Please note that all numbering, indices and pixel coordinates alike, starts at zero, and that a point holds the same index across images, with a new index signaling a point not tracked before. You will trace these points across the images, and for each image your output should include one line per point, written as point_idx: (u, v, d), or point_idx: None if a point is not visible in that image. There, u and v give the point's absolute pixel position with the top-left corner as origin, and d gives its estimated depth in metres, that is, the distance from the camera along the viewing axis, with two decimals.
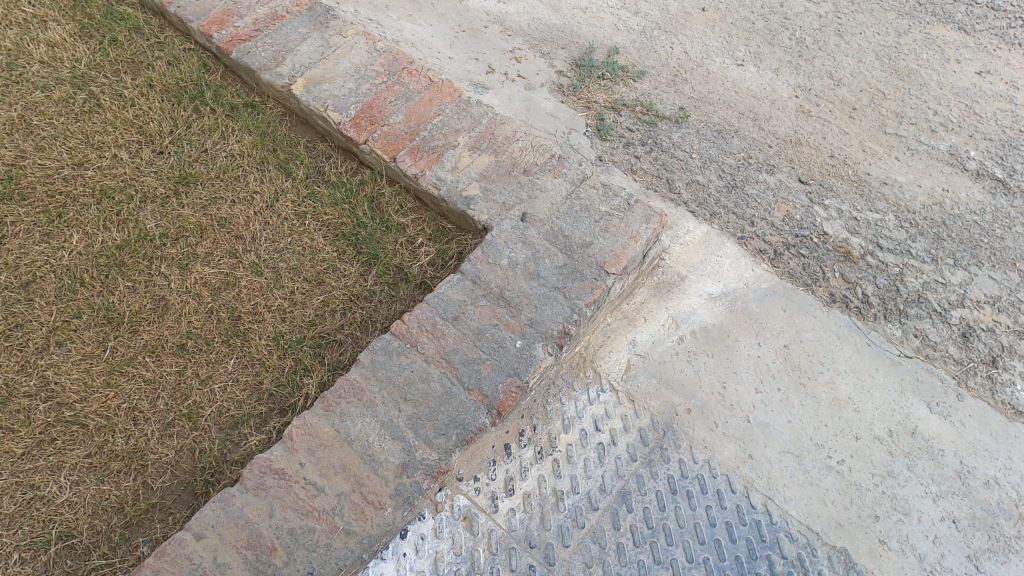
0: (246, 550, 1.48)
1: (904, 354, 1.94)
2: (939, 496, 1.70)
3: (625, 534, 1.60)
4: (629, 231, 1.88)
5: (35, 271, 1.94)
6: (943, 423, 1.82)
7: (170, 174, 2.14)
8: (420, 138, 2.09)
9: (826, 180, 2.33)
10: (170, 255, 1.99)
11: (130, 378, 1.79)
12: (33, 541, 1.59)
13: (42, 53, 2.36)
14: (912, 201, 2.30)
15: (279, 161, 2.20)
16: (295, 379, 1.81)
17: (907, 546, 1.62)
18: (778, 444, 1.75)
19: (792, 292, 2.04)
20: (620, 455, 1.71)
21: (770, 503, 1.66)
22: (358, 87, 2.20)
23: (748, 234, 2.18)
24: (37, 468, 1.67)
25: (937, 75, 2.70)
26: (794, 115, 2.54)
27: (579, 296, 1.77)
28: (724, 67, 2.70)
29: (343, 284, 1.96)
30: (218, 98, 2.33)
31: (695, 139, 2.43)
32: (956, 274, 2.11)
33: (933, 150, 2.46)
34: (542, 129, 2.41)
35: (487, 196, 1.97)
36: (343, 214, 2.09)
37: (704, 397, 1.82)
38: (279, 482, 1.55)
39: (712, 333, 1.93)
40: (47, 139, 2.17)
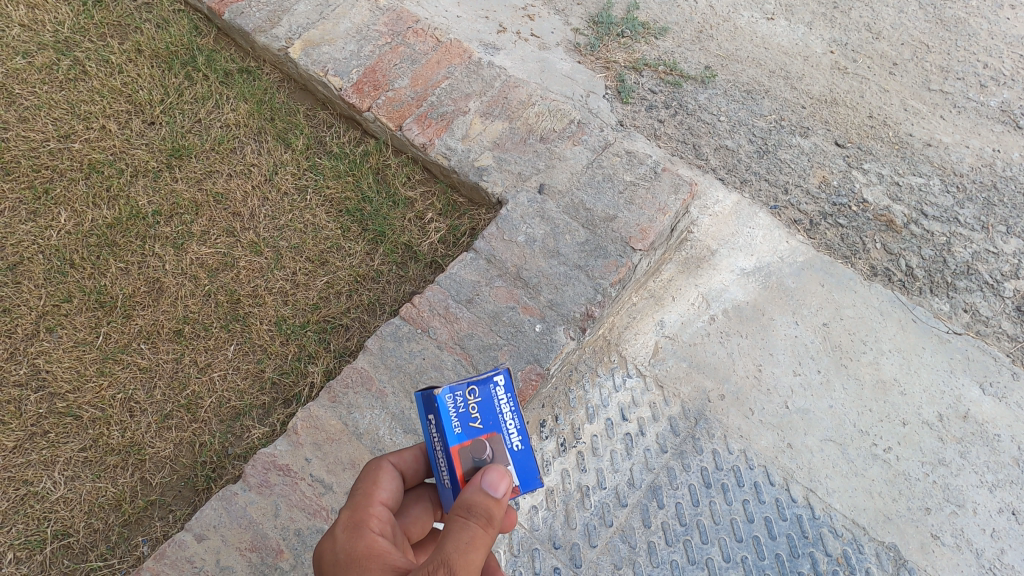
0: (251, 553, 1.40)
1: (952, 331, 1.79)
2: (995, 486, 1.57)
3: (656, 532, 1.49)
4: (656, 202, 1.73)
5: (22, 253, 1.82)
6: (997, 406, 1.68)
7: (161, 146, 2.00)
8: (428, 104, 1.94)
9: (866, 143, 2.15)
10: (164, 234, 1.86)
11: (125, 367, 1.69)
12: (26, 541, 1.52)
13: (21, 16, 2.20)
14: (959, 164, 2.11)
15: (277, 131, 2.04)
16: (300, 368, 1.70)
17: (961, 542, 1.50)
18: (819, 432, 1.63)
19: (830, 265, 1.89)
20: (649, 446, 1.59)
21: (811, 496, 1.54)
22: (360, 49, 2.05)
23: (781, 204, 2.01)
24: (30, 463, 1.59)
25: (988, 24, 2.47)
26: (830, 72, 2.34)
27: (603, 275, 1.63)
28: (753, 21, 2.49)
29: (348, 264, 1.83)
30: (210, 63, 2.17)
31: (723, 101, 2.24)
32: (1009, 243, 1.94)
33: (982, 107, 2.26)
34: (558, 92, 2.23)
35: (501, 166, 1.83)
36: (347, 187, 1.94)
37: (738, 382, 1.69)
38: (284, 480, 1.46)
39: (746, 311, 1.79)
40: (31, 110, 2.03)
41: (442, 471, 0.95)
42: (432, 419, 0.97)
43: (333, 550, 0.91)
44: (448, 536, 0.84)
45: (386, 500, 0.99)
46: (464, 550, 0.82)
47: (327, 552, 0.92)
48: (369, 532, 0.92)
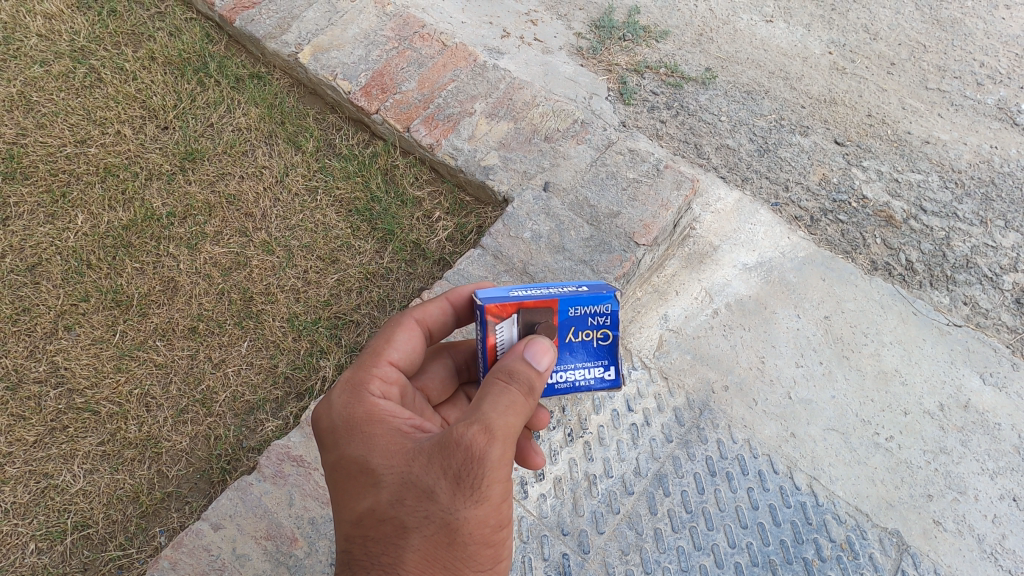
0: (266, 541, 1.43)
1: (952, 323, 1.82)
2: (996, 473, 1.59)
3: (662, 519, 1.52)
4: (659, 198, 1.77)
5: (41, 254, 1.87)
6: (997, 395, 1.70)
7: (175, 150, 2.05)
8: (434, 106, 2.00)
9: (865, 141, 2.19)
10: (178, 235, 1.91)
11: (142, 364, 1.73)
12: (48, 532, 1.56)
13: (39, 26, 2.27)
14: (957, 160, 2.15)
15: (287, 134, 2.09)
16: (312, 362, 1.74)
17: (963, 527, 1.52)
18: (822, 421, 1.66)
19: (830, 259, 1.92)
20: (655, 436, 1.62)
21: (815, 483, 1.57)
22: (368, 54, 2.11)
23: (782, 200, 2.05)
24: (50, 457, 1.63)
25: (984, 24, 2.51)
26: (828, 73, 2.38)
27: (608, 269, 1.67)
28: (752, 23, 2.54)
29: (358, 262, 1.87)
30: (222, 69, 2.22)
31: (724, 101, 2.28)
32: (1007, 237, 1.97)
33: (979, 105, 2.30)
34: (561, 94, 2.28)
35: (507, 165, 1.88)
36: (356, 188, 1.98)
37: (741, 373, 1.72)
38: (298, 470, 1.50)
39: (748, 305, 1.83)
40: (48, 116, 2.09)
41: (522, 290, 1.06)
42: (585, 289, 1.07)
43: (334, 419, 1.03)
44: (481, 399, 0.93)
45: (393, 359, 1.11)
46: (495, 415, 0.90)
47: (330, 420, 1.04)
48: (369, 397, 1.03)
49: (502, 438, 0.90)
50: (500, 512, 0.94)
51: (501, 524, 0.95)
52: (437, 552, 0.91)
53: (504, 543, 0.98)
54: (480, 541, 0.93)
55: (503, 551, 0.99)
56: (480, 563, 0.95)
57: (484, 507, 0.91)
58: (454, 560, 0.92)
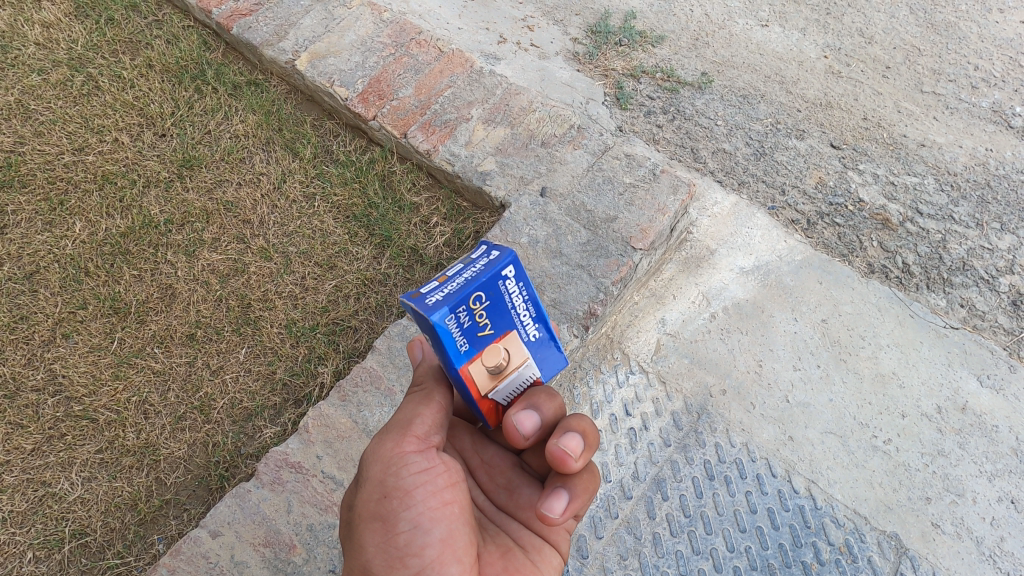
0: (264, 548, 1.44)
1: (949, 325, 1.82)
2: (994, 475, 1.59)
3: (661, 523, 1.52)
4: (655, 203, 1.78)
5: (39, 262, 1.87)
6: (995, 398, 1.70)
7: (172, 157, 2.06)
8: (431, 112, 2.01)
9: (860, 144, 2.20)
10: (176, 242, 1.91)
11: (140, 371, 1.73)
12: (45, 540, 1.55)
13: (37, 34, 2.27)
14: (953, 163, 2.15)
15: (285, 141, 2.10)
16: (310, 368, 1.74)
17: (962, 530, 1.52)
18: (819, 424, 1.66)
19: (827, 263, 1.93)
20: (653, 440, 1.62)
21: (813, 487, 1.57)
22: (365, 61, 2.12)
23: (779, 204, 2.06)
24: (48, 465, 1.63)
25: (978, 27, 2.53)
26: (824, 76, 2.39)
27: (605, 274, 1.68)
28: (748, 28, 2.55)
29: (356, 268, 1.88)
30: (219, 76, 2.23)
31: (720, 105, 2.29)
32: (1003, 239, 1.97)
33: (974, 108, 2.31)
34: (558, 99, 2.28)
35: (504, 170, 1.88)
36: (353, 194, 1.99)
37: (739, 377, 1.72)
38: (297, 477, 1.50)
39: (745, 308, 1.83)
40: (46, 124, 2.09)
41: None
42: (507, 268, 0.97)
43: None
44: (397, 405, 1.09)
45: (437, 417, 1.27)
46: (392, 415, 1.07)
47: None
48: None
49: (386, 429, 1.04)
50: (382, 489, 0.97)
51: (391, 503, 0.96)
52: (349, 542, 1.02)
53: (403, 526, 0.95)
54: (369, 519, 0.98)
55: (402, 533, 0.95)
56: (376, 544, 0.97)
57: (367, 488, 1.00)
58: (354, 544, 1.00)
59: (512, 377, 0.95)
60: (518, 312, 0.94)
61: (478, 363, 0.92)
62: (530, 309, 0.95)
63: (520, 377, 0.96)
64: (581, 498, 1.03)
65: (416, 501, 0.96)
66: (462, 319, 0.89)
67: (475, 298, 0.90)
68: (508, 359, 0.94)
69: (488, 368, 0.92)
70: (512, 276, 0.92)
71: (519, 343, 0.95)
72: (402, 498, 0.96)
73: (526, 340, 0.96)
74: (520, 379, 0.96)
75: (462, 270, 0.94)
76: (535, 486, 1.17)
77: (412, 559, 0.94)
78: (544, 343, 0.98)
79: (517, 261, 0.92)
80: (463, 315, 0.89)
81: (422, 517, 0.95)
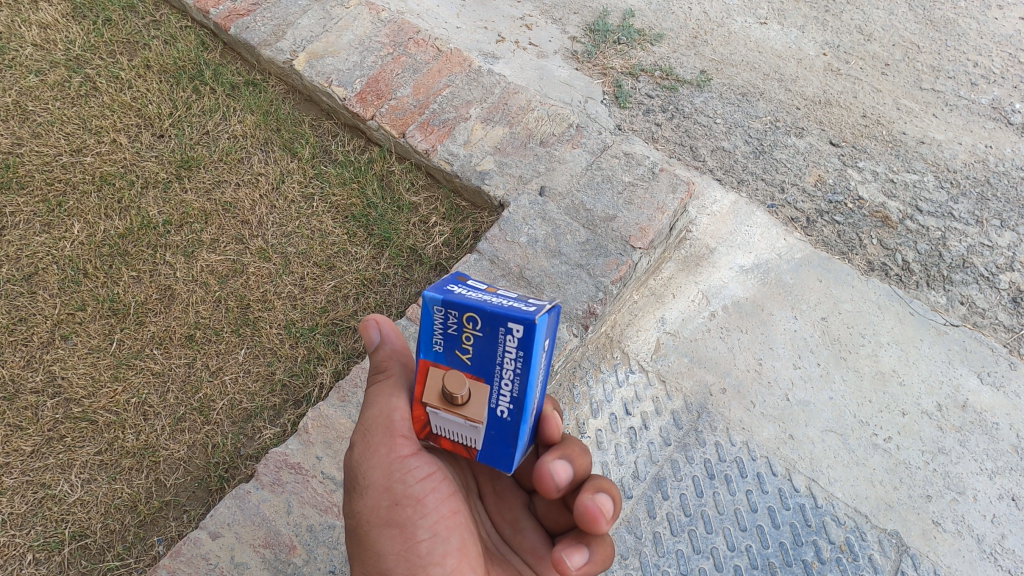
0: (264, 549, 1.43)
1: (950, 323, 1.82)
2: (995, 473, 1.59)
3: (661, 522, 1.52)
4: (654, 202, 1.77)
5: (37, 263, 1.87)
6: (995, 395, 1.70)
7: (171, 158, 2.05)
8: (430, 112, 2.00)
9: (860, 142, 2.19)
10: (174, 242, 1.91)
11: (139, 372, 1.73)
12: (45, 543, 1.55)
13: (34, 35, 2.27)
14: (952, 160, 2.15)
15: (283, 141, 2.09)
16: (309, 369, 1.73)
17: (963, 528, 1.52)
18: (820, 423, 1.66)
19: (827, 261, 1.92)
20: (653, 439, 1.62)
21: (813, 485, 1.57)
22: (363, 60, 2.12)
23: (778, 202, 2.05)
24: (47, 467, 1.63)
25: (977, 24, 2.52)
26: (823, 74, 2.39)
27: (604, 273, 1.67)
28: (746, 26, 2.55)
29: (355, 268, 1.87)
30: (217, 77, 2.22)
31: (719, 103, 2.29)
32: (1003, 236, 1.97)
33: (974, 105, 2.31)
34: (557, 98, 2.28)
35: (503, 169, 1.88)
36: (352, 194, 1.98)
37: (739, 375, 1.72)
38: (296, 478, 1.50)
39: (745, 307, 1.83)
40: (44, 125, 2.09)
41: (535, 404, 0.97)
42: (545, 343, 0.93)
43: None
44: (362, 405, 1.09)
45: None
46: (362, 416, 1.07)
47: None
48: None
49: (367, 434, 1.04)
50: (392, 497, 1.01)
51: (404, 510, 1.00)
52: (358, 551, 1.03)
53: (422, 532, 1.00)
54: (380, 528, 1.01)
55: (422, 540, 1.00)
56: (393, 551, 1.00)
57: (371, 497, 1.02)
58: (365, 556, 1.02)
59: (455, 414, 0.94)
60: (503, 374, 0.90)
61: (440, 372, 0.94)
62: (512, 385, 0.90)
63: (463, 425, 0.95)
64: (598, 554, 1.06)
65: (428, 509, 1.01)
66: (452, 326, 0.91)
67: (471, 321, 0.89)
68: (460, 401, 0.93)
69: (443, 387, 0.94)
70: (517, 336, 0.87)
71: (482, 400, 0.92)
72: (415, 505, 1.00)
73: (491, 407, 0.92)
74: (459, 427, 0.95)
75: (503, 298, 0.93)
76: (540, 530, 1.17)
77: (434, 568, 0.99)
78: (506, 424, 0.92)
79: (529, 329, 0.86)
80: (455, 323, 0.91)
81: (438, 522, 1.01)
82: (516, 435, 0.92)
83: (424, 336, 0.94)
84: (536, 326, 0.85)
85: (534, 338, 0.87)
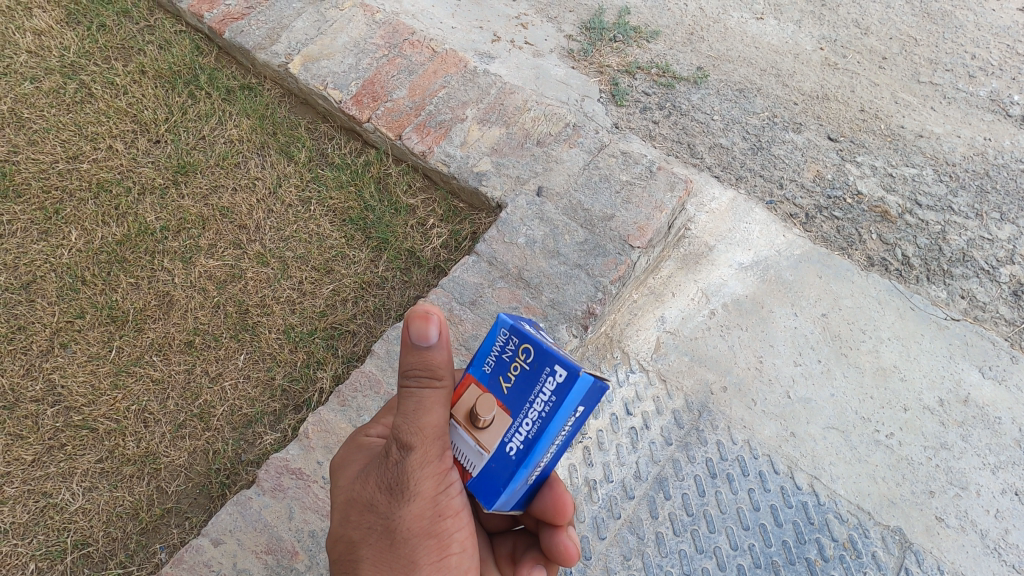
0: (267, 555, 1.43)
1: (950, 317, 1.81)
2: (998, 467, 1.59)
3: (664, 523, 1.52)
4: (652, 201, 1.77)
5: (35, 272, 1.87)
6: (997, 389, 1.70)
7: (167, 164, 2.05)
8: (426, 113, 2.00)
9: (858, 136, 2.18)
10: (172, 248, 1.90)
11: (138, 379, 1.73)
12: (47, 552, 1.55)
13: (28, 42, 2.26)
14: (951, 153, 2.14)
15: (279, 145, 2.08)
16: (309, 374, 1.73)
17: (966, 523, 1.52)
18: (821, 420, 1.65)
19: (827, 257, 1.92)
20: (654, 439, 1.62)
21: (816, 483, 1.56)
22: (359, 62, 2.11)
23: (777, 198, 2.04)
24: (48, 476, 1.63)
25: (974, 16, 2.51)
26: (820, 69, 2.38)
27: (603, 273, 1.67)
28: (743, 21, 2.54)
29: (353, 271, 1.87)
30: (212, 81, 2.22)
31: (716, 100, 2.28)
32: (1003, 229, 1.96)
33: (972, 97, 2.30)
34: (554, 97, 2.27)
35: (500, 170, 1.87)
36: (349, 197, 1.98)
37: (740, 373, 1.71)
38: (297, 483, 1.50)
39: (745, 305, 1.82)
40: (39, 133, 2.08)
41: (543, 463, 0.94)
42: (582, 410, 0.92)
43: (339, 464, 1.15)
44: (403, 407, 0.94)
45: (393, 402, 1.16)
46: (410, 421, 0.93)
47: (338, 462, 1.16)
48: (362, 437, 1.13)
49: (426, 443, 0.93)
50: (437, 509, 0.95)
51: (445, 522, 0.96)
52: (386, 555, 0.97)
53: (457, 544, 0.99)
54: (421, 537, 0.96)
55: (454, 554, 0.99)
56: (427, 562, 0.96)
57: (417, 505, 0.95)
58: (393, 563, 0.96)
59: (470, 434, 0.94)
60: (529, 412, 0.90)
61: (477, 392, 0.96)
62: (531, 426, 0.89)
63: (472, 448, 0.95)
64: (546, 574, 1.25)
65: (465, 522, 0.99)
66: (507, 352, 0.93)
67: (524, 351, 0.91)
68: (480, 424, 0.93)
69: (473, 406, 0.95)
70: (557, 380, 0.87)
71: (498, 431, 0.92)
72: (454, 518, 0.97)
73: (505, 441, 0.91)
74: (468, 449, 0.95)
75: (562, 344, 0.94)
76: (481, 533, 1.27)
77: None
78: (507, 462, 0.91)
79: (571, 378, 0.86)
80: (511, 350, 0.93)
81: (468, 536, 1.01)
82: (513, 477, 0.90)
83: (479, 352, 0.96)
84: (578, 376, 0.85)
85: (574, 386, 0.86)
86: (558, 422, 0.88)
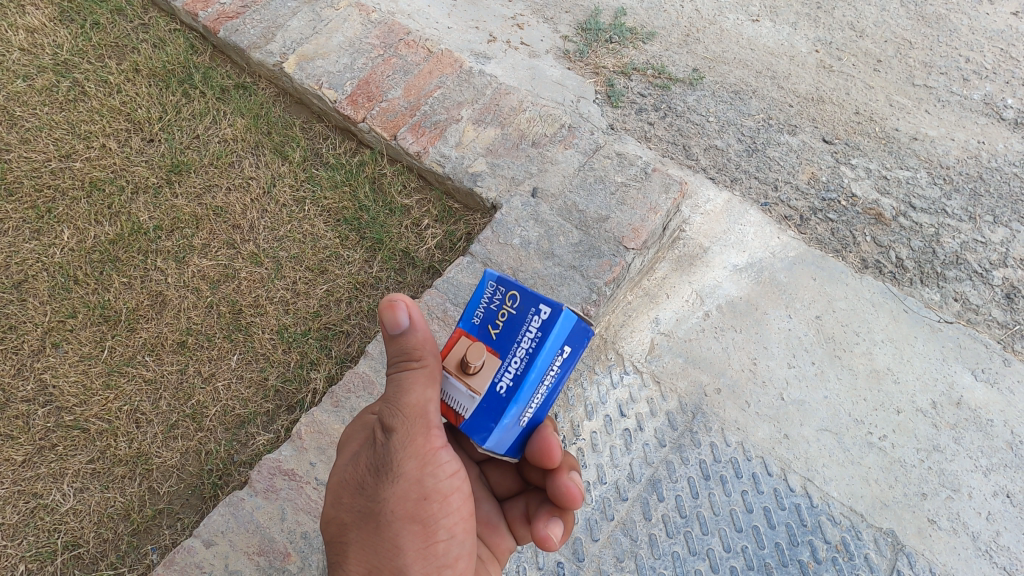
0: (258, 557, 1.43)
1: (943, 319, 1.82)
2: (990, 470, 1.59)
3: (657, 524, 1.52)
4: (647, 202, 1.77)
5: (27, 271, 1.86)
6: (989, 392, 1.70)
7: (161, 163, 2.04)
8: (421, 113, 1.99)
9: (853, 139, 2.19)
10: (165, 248, 1.90)
11: (131, 379, 1.72)
12: (38, 553, 1.54)
13: (21, 40, 2.25)
14: (945, 156, 2.15)
15: (274, 145, 2.08)
16: (302, 374, 1.73)
17: (958, 525, 1.52)
18: (815, 422, 1.65)
19: (821, 259, 1.92)
20: (648, 441, 1.62)
21: (809, 485, 1.57)
22: (354, 62, 2.10)
23: (772, 200, 2.05)
24: (39, 476, 1.62)
25: (968, 19, 2.52)
26: (815, 71, 2.38)
27: (597, 274, 1.67)
28: (738, 23, 2.54)
29: (347, 272, 1.86)
30: (207, 80, 2.21)
31: (711, 101, 2.28)
32: (996, 232, 1.97)
33: (966, 100, 2.30)
34: (549, 98, 2.27)
35: (495, 171, 1.87)
36: (344, 197, 1.97)
37: (733, 375, 1.71)
38: (290, 484, 1.49)
39: (739, 307, 1.82)
40: (32, 131, 2.07)
41: (532, 405, 0.98)
42: (568, 350, 0.98)
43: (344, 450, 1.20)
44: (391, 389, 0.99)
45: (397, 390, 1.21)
46: (395, 401, 0.98)
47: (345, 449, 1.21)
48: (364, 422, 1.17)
49: (408, 422, 0.97)
50: (422, 490, 0.98)
51: (431, 506, 0.98)
52: (372, 538, 0.98)
53: (443, 529, 1.00)
54: (404, 519, 0.98)
55: (440, 540, 1.00)
56: (412, 546, 0.98)
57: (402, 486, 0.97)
58: (379, 545, 0.98)
59: (460, 380, 0.98)
60: (517, 351, 0.96)
61: (465, 342, 1.00)
62: (519, 362, 0.95)
63: (462, 393, 0.98)
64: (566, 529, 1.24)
65: (452, 507, 1.01)
66: (494, 301, 0.99)
67: (512, 298, 0.97)
68: (470, 368, 0.97)
69: (462, 354, 0.99)
70: (542, 318, 0.95)
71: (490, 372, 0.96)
72: (440, 502, 0.99)
73: (495, 380, 0.96)
74: (460, 394, 0.98)
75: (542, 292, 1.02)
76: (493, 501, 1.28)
77: (446, 569, 1.01)
78: (498, 400, 0.96)
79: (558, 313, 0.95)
80: (498, 299, 0.99)
81: (457, 522, 1.02)
82: (506, 412, 0.95)
83: (466, 305, 1.01)
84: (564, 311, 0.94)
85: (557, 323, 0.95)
86: (545, 356, 0.95)
